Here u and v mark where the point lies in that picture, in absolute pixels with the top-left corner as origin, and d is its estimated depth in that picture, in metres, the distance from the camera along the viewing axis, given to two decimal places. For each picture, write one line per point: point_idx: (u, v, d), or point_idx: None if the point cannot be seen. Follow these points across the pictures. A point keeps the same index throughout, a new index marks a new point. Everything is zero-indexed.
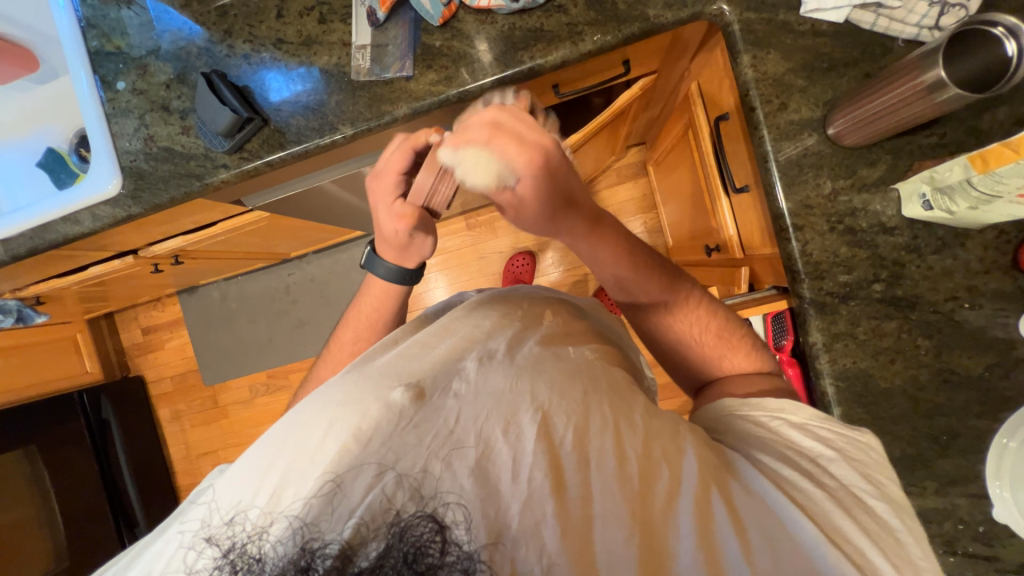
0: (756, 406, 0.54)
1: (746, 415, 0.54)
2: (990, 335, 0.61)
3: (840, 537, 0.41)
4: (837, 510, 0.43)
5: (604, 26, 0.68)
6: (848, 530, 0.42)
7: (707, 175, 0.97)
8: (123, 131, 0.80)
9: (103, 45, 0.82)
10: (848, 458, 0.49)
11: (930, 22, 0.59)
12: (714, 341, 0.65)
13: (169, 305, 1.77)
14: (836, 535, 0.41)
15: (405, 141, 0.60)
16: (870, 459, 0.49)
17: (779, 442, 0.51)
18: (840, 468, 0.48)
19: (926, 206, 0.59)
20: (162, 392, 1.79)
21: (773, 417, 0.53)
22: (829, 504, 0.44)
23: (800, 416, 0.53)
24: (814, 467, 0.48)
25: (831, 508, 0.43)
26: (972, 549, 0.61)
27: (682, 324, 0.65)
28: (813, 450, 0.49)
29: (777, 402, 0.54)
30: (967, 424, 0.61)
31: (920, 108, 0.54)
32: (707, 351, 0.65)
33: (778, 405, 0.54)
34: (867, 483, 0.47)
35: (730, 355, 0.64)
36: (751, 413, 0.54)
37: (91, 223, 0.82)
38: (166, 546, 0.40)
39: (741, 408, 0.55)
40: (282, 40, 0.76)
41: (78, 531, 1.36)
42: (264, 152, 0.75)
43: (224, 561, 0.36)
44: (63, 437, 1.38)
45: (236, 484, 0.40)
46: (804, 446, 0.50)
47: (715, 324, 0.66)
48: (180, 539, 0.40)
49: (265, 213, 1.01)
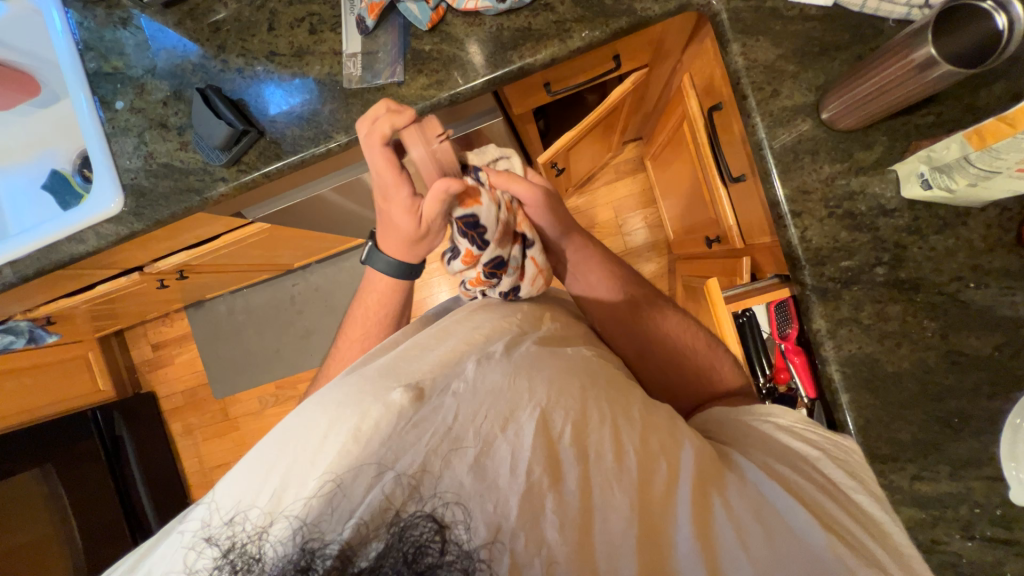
0: (746, 412, 0.54)
1: (740, 417, 0.54)
2: (998, 314, 0.60)
3: (841, 528, 0.41)
4: (832, 503, 0.43)
5: (592, 22, 0.68)
6: (847, 523, 0.41)
7: (703, 167, 0.97)
8: (123, 149, 0.82)
9: (101, 66, 0.84)
10: (835, 458, 0.48)
11: (920, 0, 0.59)
12: (705, 348, 0.68)
13: (177, 320, 1.79)
14: (837, 527, 0.41)
15: (373, 138, 0.53)
16: (851, 461, 0.49)
17: (770, 441, 0.50)
18: (828, 466, 0.47)
19: (926, 185, 0.58)
20: (174, 407, 1.81)
21: (762, 420, 0.52)
22: (824, 498, 0.43)
23: (786, 419, 0.52)
24: (806, 464, 0.47)
25: (823, 499, 0.43)
26: (991, 533, 0.59)
27: (676, 331, 0.67)
28: (802, 451, 0.48)
29: (764, 406, 0.54)
30: (979, 405, 0.60)
31: (913, 87, 0.53)
32: (703, 358, 0.66)
33: (765, 409, 0.54)
34: (854, 481, 0.46)
35: (722, 365, 0.66)
36: (745, 418, 0.53)
37: (95, 241, 0.83)
38: (166, 547, 0.41)
39: (733, 413, 0.55)
40: (274, 53, 0.77)
41: (96, 547, 1.38)
42: (261, 164, 0.76)
43: (224, 561, 0.35)
44: (78, 455, 1.40)
45: (236, 485, 0.41)
46: (793, 447, 0.49)
47: (702, 335, 0.69)
48: (180, 539, 0.40)
49: (265, 225, 1.02)
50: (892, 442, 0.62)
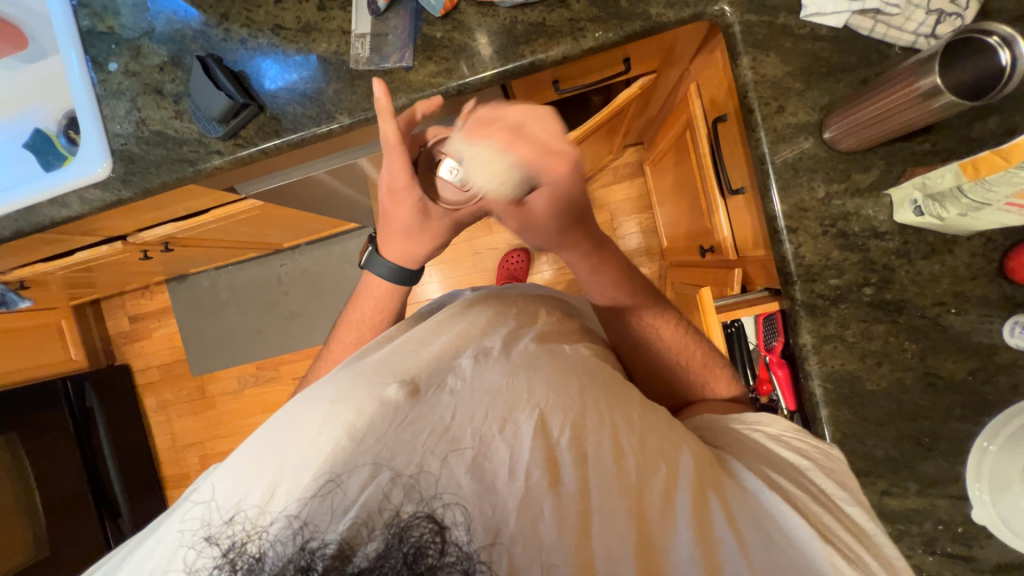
0: (736, 419, 0.55)
1: (731, 425, 0.54)
2: (974, 340, 0.62)
3: (831, 533, 0.42)
4: (822, 508, 0.44)
5: (606, 24, 0.68)
6: (835, 528, 0.43)
7: (703, 176, 0.98)
8: (114, 113, 0.79)
9: (95, 25, 0.80)
10: (824, 464, 0.50)
11: (927, 30, 0.60)
12: (701, 366, 0.66)
13: (157, 293, 1.74)
14: (826, 531, 0.42)
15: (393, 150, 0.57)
16: (839, 468, 0.51)
17: (761, 449, 0.51)
18: (818, 475, 0.49)
19: (918, 211, 0.60)
20: (149, 382, 1.76)
21: (752, 429, 0.53)
22: (814, 504, 0.44)
23: (775, 426, 0.54)
24: (798, 473, 0.48)
25: (817, 508, 0.44)
26: (951, 549, 0.62)
27: (669, 341, 0.66)
28: (791, 460, 0.50)
29: (753, 414, 0.55)
30: (950, 427, 0.62)
31: (914, 115, 0.55)
32: (695, 374, 0.66)
33: (755, 417, 0.55)
34: (843, 489, 0.48)
35: (714, 382, 0.66)
36: (736, 425, 0.54)
37: (79, 206, 0.81)
38: (161, 547, 0.40)
39: (724, 419, 0.55)
40: (280, 26, 0.75)
41: (60, 521, 1.34)
42: (259, 139, 0.74)
43: (224, 561, 0.36)
44: (45, 425, 1.36)
45: (232, 484, 0.40)
46: (784, 457, 0.50)
47: (701, 350, 0.67)
48: (179, 536, 0.39)
49: (258, 202, 1.00)
50: (865, 457, 0.64)
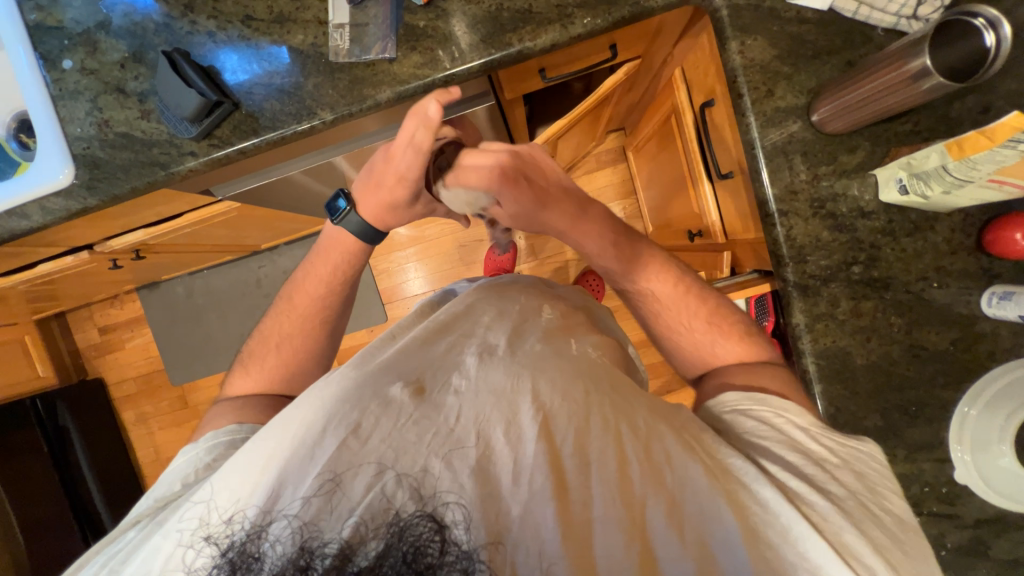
0: (760, 403, 0.53)
1: (755, 413, 0.53)
2: (955, 311, 0.65)
3: (849, 554, 0.41)
4: (847, 525, 0.42)
5: (595, 9, 0.66)
6: (855, 545, 0.42)
7: (689, 160, 0.98)
8: (73, 115, 0.73)
9: (42, 19, 0.74)
10: (849, 466, 0.49)
11: (908, 11, 0.61)
12: (700, 326, 0.64)
13: (128, 302, 1.66)
14: (845, 553, 0.41)
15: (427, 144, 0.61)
16: (868, 469, 0.49)
17: (786, 440, 0.50)
18: (845, 474, 0.48)
19: (903, 190, 0.62)
20: (125, 395, 1.69)
21: (779, 415, 0.52)
22: (837, 518, 0.43)
23: (804, 419, 0.52)
24: (822, 474, 0.47)
25: (840, 523, 0.43)
26: (937, 509, 0.66)
27: (666, 301, 0.64)
28: (817, 452, 0.49)
29: (782, 401, 0.53)
30: (934, 395, 0.66)
31: (902, 96, 0.56)
32: (691, 338, 0.64)
33: (781, 404, 0.53)
34: (869, 492, 0.47)
35: (724, 342, 0.63)
36: (762, 411, 0.53)
37: (41, 216, 0.75)
38: (163, 546, 0.40)
39: (743, 403, 0.54)
40: (250, 17, 0.71)
41: (41, 545, 1.29)
42: (235, 139, 0.71)
43: (223, 561, 0.35)
44: (16, 447, 1.30)
45: (235, 482, 0.40)
46: (814, 451, 0.49)
47: (703, 304, 0.65)
48: (179, 537, 0.39)
49: (235, 204, 0.95)
50: (858, 428, 0.67)
